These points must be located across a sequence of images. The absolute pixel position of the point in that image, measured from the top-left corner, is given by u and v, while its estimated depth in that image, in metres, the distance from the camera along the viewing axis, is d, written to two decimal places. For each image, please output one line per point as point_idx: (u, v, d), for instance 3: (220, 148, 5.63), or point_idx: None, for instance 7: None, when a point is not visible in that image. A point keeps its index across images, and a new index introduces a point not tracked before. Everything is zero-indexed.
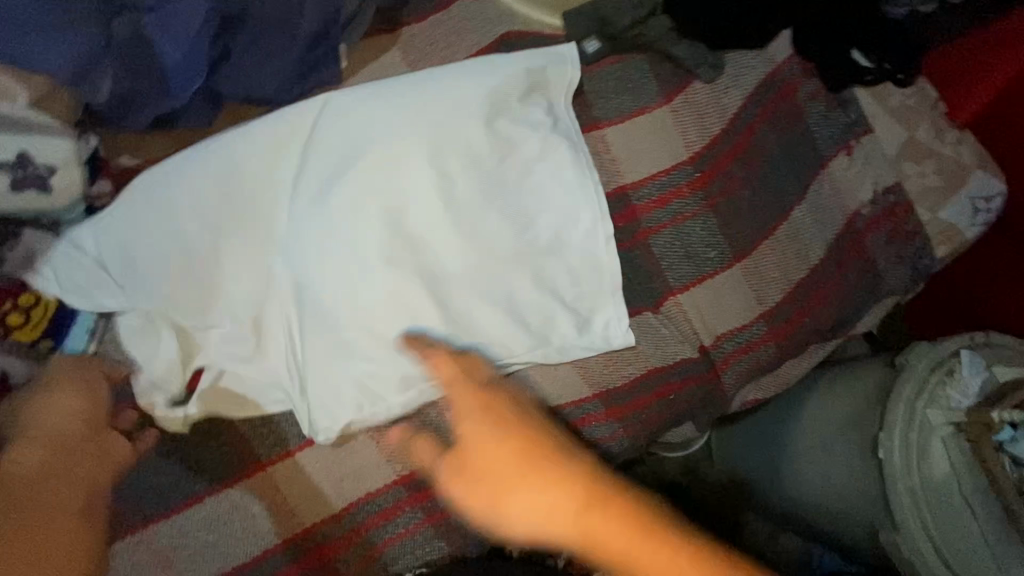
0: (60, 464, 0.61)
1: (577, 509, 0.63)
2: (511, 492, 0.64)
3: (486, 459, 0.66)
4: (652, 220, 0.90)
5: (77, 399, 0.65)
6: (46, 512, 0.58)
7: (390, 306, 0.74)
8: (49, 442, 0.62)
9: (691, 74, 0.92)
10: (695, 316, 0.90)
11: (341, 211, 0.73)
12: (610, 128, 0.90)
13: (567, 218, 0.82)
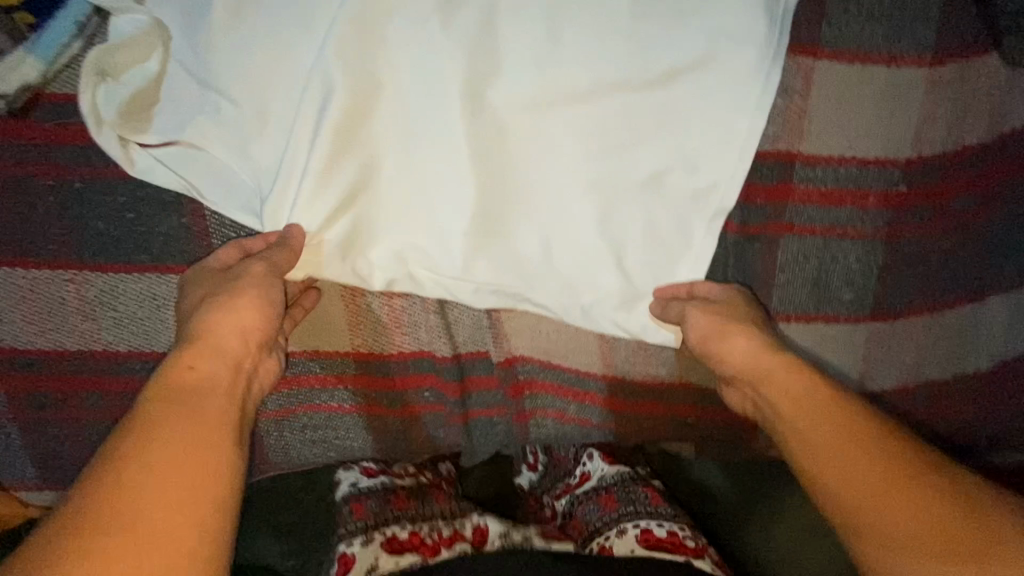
0: (189, 356, 0.50)
1: (812, 396, 0.53)
2: (765, 374, 0.56)
3: (796, 385, 0.54)
4: (801, 216, 0.64)
5: (261, 310, 0.55)
6: (167, 414, 0.45)
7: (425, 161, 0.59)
8: (211, 343, 0.51)
9: (990, 42, 0.60)
10: None
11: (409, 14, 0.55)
12: (828, 63, 0.60)
13: (687, 155, 0.60)
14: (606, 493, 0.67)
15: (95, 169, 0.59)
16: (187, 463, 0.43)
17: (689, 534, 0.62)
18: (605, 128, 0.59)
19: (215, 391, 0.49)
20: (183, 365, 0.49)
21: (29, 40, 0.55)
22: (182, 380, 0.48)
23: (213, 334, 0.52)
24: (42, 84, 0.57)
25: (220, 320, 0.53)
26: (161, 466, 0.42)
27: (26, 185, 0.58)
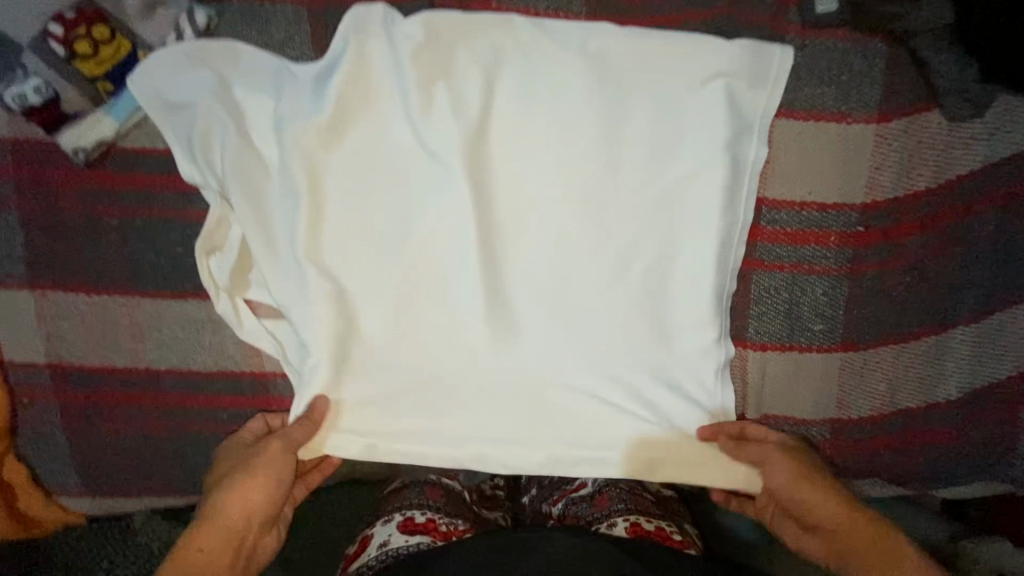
0: (201, 541, 0.61)
1: (863, 546, 0.61)
2: (812, 512, 0.65)
3: (838, 533, 0.63)
4: (769, 253, 0.71)
5: (268, 489, 0.65)
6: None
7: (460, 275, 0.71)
8: (218, 527, 0.62)
9: (932, 99, 0.67)
10: (753, 379, 0.74)
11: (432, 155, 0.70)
12: (786, 120, 0.69)
13: (679, 272, 0.70)
14: (599, 495, 0.78)
15: (153, 210, 0.69)
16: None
17: (674, 530, 0.73)
18: (611, 241, 0.70)
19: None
20: (195, 548, 0.60)
21: (108, 103, 0.66)
22: (190, 570, 0.59)
23: (223, 515, 0.62)
24: (115, 139, 0.67)
25: (225, 503, 0.63)
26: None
27: (95, 223, 0.68)
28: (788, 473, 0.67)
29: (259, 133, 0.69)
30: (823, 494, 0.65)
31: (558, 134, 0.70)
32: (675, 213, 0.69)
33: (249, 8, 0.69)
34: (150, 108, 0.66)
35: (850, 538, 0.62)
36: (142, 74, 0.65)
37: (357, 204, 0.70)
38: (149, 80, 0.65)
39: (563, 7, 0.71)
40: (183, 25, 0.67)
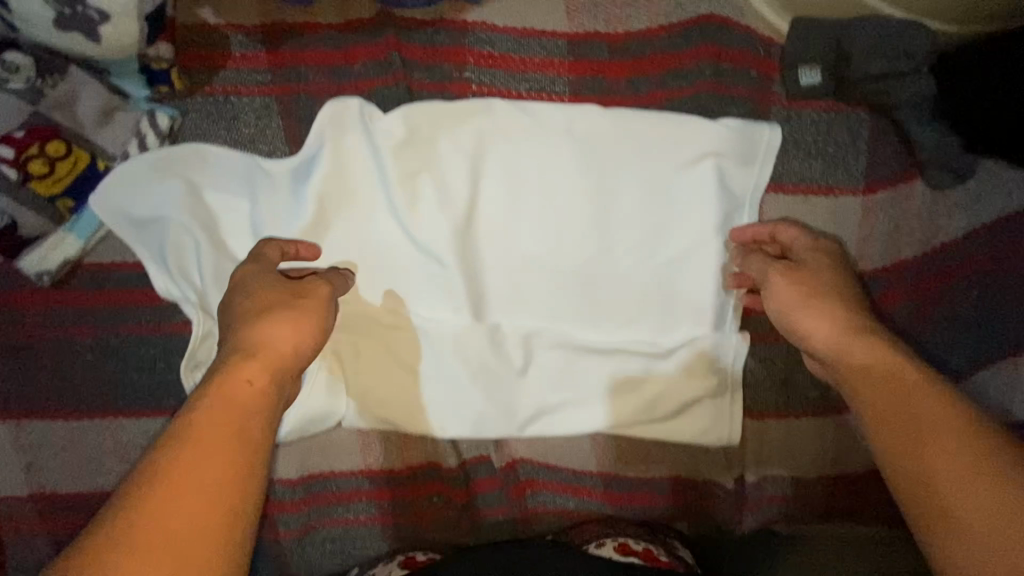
0: (251, 373, 0.50)
1: (879, 376, 0.54)
2: (816, 325, 0.59)
3: (866, 354, 0.55)
4: (761, 325, 0.72)
5: (315, 338, 0.56)
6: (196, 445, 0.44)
7: (455, 356, 0.70)
8: (267, 360, 0.52)
9: (916, 169, 0.68)
10: (751, 447, 0.76)
11: (417, 244, 0.68)
12: (775, 195, 0.69)
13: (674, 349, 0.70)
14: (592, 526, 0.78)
15: (130, 327, 0.65)
16: (205, 492, 0.42)
17: (662, 551, 0.71)
18: (605, 318, 0.71)
19: (245, 419, 0.47)
20: (241, 381, 0.49)
21: (68, 221, 0.62)
22: (236, 402, 0.47)
23: (274, 351, 0.53)
24: (80, 256, 0.64)
25: (276, 337, 0.53)
26: (173, 510, 0.40)
27: (67, 345, 0.64)
28: (796, 299, 0.60)
29: (232, 237, 0.65)
30: (826, 321, 0.58)
31: (543, 211, 0.68)
32: (668, 293, 0.69)
33: (213, 102, 0.66)
34: (119, 228, 0.63)
35: (866, 380, 0.54)
36: (111, 193, 0.62)
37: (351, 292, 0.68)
38: (113, 200, 0.62)
39: (546, 87, 0.68)
40: (145, 130, 0.63)
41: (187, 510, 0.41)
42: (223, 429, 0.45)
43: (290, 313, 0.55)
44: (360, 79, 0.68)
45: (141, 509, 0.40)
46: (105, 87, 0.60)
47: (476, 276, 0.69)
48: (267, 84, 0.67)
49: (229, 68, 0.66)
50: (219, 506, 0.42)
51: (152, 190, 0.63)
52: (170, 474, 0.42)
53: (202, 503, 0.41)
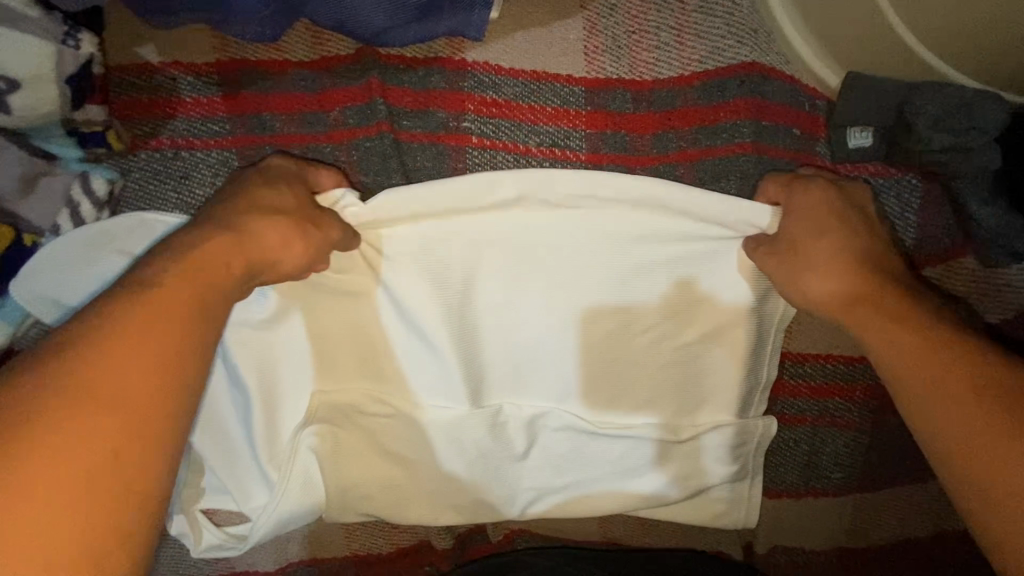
0: (225, 258, 0.44)
1: (884, 334, 0.49)
2: (817, 285, 0.53)
3: (860, 290, 0.52)
4: (790, 407, 0.65)
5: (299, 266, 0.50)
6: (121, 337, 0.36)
7: (449, 447, 0.62)
8: (247, 253, 0.45)
9: (968, 246, 0.61)
10: (766, 521, 0.72)
11: (404, 324, 0.59)
12: None
13: (689, 434, 0.63)
14: None
15: None
16: (160, 352, 0.37)
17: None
18: (617, 403, 0.63)
19: (204, 293, 0.41)
20: (216, 261, 0.43)
21: None
22: (190, 287, 0.41)
23: (258, 249, 0.47)
24: (11, 344, 0.54)
25: (260, 238, 0.47)
26: (115, 368, 0.35)
27: None
28: (794, 267, 0.54)
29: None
30: (827, 278, 0.53)
31: (552, 283, 0.60)
32: (686, 375, 0.62)
33: (161, 158, 0.55)
34: (50, 312, 0.53)
35: (872, 335, 0.50)
36: (36, 272, 0.52)
37: (331, 378, 0.59)
38: (37, 286, 0.52)
39: (560, 142, 0.59)
40: (79, 199, 0.52)
41: (136, 368, 0.35)
42: (165, 321, 0.38)
43: (281, 225, 0.48)
44: (340, 129, 0.58)
45: (81, 359, 0.34)
46: (27, 151, 0.50)
47: (474, 356, 0.61)
48: (226, 136, 0.56)
49: (180, 117, 0.55)
50: (167, 378, 0.36)
51: (88, 266, 0.53)
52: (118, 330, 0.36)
53: (146, 366, 0.36)
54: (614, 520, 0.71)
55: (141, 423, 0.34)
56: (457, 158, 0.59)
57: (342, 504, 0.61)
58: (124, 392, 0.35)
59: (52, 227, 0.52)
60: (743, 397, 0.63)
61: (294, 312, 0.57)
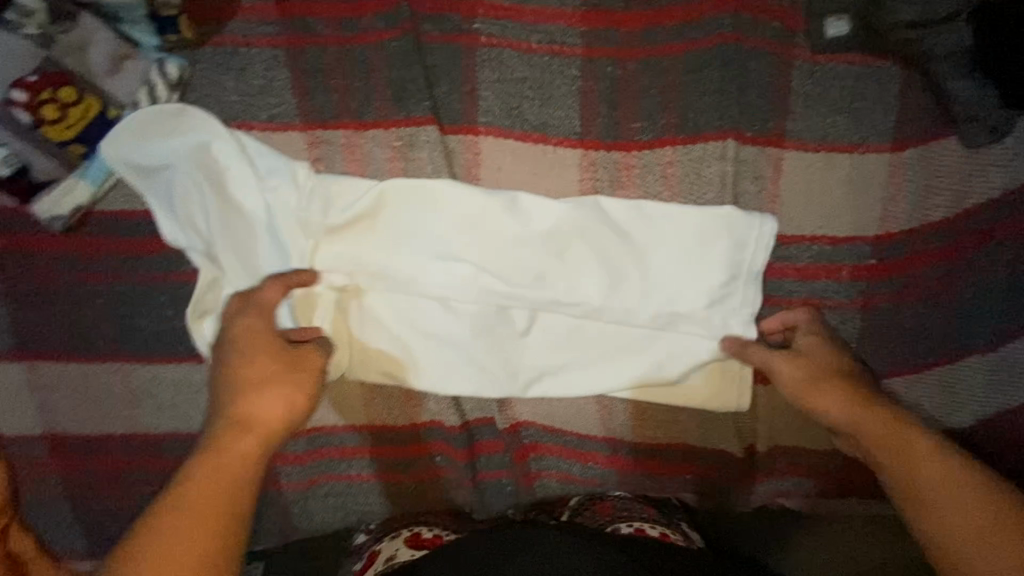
0: (241, 448, 0.55)
1: (901, 464, 0.57)
2: (839, 419, 0.60)
3: (880, 433, 0.58)
4: (778, 289, 0.69)
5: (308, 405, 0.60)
6: (181, 509, 0.51)
7: (459, 314, 0.69)
8: (257, 422, 0.56)
9: (949, 125, 0.64)
10: (763, 413, 0.75)
11: (409, 194, 0.66)
12: (795, 152, 0.65)
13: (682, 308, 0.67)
14: (600, 502, 0.78)
15: (139, 275, 0.67)
16: (206, 510, 0.51)
17: (679, 537, 0.73)
18: (612, 279, 0.67)
19: (249, 440, 0.55)
20: (232, 455, 0.54)
21: (81, 167, 0.63)
22: (229, 452, 0.54)
23: (265, 424, 0.57)
24: (92, 203, 0.65)
25: (266, 407, 0.57)
26: (163, 562, 0.48)
27: (81, 291, 0.66)
28: (819, 393, 0.61)
29: (237, 186, 0.65)
30: (841, 408, 0.60)
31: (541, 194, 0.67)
32: (678, 250, 0.66)
33: (222, 53, 0.65)
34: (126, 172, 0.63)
35: (894, 468, 0.57)
36: (120, 138, 0.63)
37: (350, 243, 0.66)
38: (122, 150, 0.63)
39: (558, 39, 0.65)
40: (155, 79, 0.63)
41: (191, 523, 0.50)
42: (219, 468, 0.53)
43: (284, 384, 0.59)
44: (368, 28, 0.66)
45: (147, 547, 0.48)
46: (115, 34, 0.61)
47: (476, 229, 0.67)
48: (276, 36, 0.66)
49: (238, 19, 0.65)
50: (214, 521, 0.51)
51: (161, 135, 0.63)
52: (161, 533, 0.49)
53: (187, 543, 0.49)
54: (614, 410, 0.75)
55: (214, 541, 0.50)
56: (468, 55, 0.66)
57: (363, 357, 0.70)
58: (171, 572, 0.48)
59: (139, 103, 0.63)
60: (735, 271, 0.66)
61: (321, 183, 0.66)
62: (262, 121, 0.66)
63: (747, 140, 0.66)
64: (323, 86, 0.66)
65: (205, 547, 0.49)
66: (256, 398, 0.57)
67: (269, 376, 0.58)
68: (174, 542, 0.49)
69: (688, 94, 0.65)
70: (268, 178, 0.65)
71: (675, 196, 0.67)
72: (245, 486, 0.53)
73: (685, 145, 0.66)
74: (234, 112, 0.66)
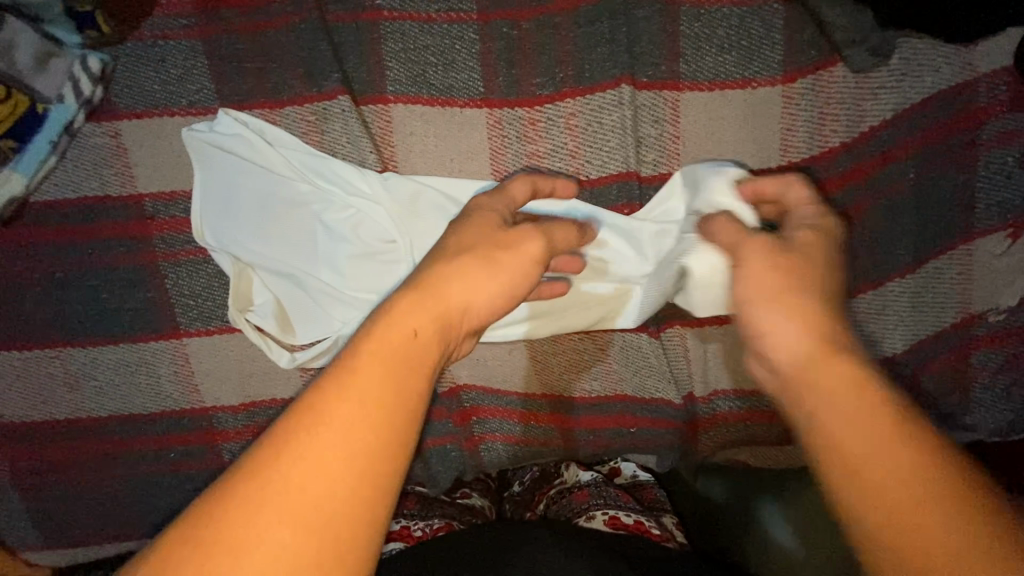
0: (418, 322, 0.46)
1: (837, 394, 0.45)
2: (753, 291, 0.52)
3: (828, 369, 0.46)
4: None
5: (496, 296, 0.52)
6: (361, 382, 0.41)
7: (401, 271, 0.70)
8: (439, 306, 0.47)
9: (835, 54, 0.66)
10: (697, 357, 0.75)
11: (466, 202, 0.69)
12: (691, 93, 0.68)
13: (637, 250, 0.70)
14: (578, 491, 0.80)
15: (75, 261, 0.69)
16: (388, 386, 0.41)
17: (652, 523, 0.74)
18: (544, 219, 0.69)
19: (435, 321, 0.47)
20: (406, 330, 0.45)
21: (13, 160, 0.67)
22: (407, 328, 0.45)
23: (445, 303, 0.48)
24: (26, 195, 0.68)
25: (460, 287, 0.49)
26: (338, 430, 0.39)
27: (21, 280, 0.69)
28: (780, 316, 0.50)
29: (213, 165, 0.69)
30: (795, 325, 0.49)
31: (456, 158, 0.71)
32: (612, 195, 0.70)
33: (143, 47, 0.69)
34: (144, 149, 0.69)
35: (853, 451, 0.43)
36: (153, 122, 0.70)
37: (308, 210, 0.69)
38: (198, 137, 0.69)
39: (454, 6, 0.68)
40: (79, 74, 0.67)
41: (365, 401, 0.40)
42: (400, 344, 0.44)
43: (482, 263, 0.51)
44: (277, 14, 0.69)
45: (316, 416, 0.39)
46: (39, 34, 0.66)
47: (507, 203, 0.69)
48: (191, 27, 0.69)
49: (155, 14, 0.69)
50: (390, 405, 0.41)
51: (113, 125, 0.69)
52: (338, 396, 0.40)
53: (364, 425, 0.39)
54: (547, 366, 0.76)
55: (385, 434, 0.40)
56: (372, 31, 0.69)
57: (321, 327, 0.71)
58: (343, 444, 0.39)
59: (243, 121, 0.70)
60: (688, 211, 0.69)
61: (273, 156, 0.69)
62: (182, 107, 0.70)
63: (643, 85, 0.68)
64: (240, 70, 0.70)
65: (380, 425, 0.40)
66: (444, 280, 0.49)
67: (473, 261, 0.51)
68: (345, 416, 0.39)
69: (582, 46, 0.68)
70: (340, 182, 0.70)
71: (580, 145, 0.69)
72: (423, 372, 0.44)
73: (584, 95, 0.68)
74: (157, 100, 0.70)
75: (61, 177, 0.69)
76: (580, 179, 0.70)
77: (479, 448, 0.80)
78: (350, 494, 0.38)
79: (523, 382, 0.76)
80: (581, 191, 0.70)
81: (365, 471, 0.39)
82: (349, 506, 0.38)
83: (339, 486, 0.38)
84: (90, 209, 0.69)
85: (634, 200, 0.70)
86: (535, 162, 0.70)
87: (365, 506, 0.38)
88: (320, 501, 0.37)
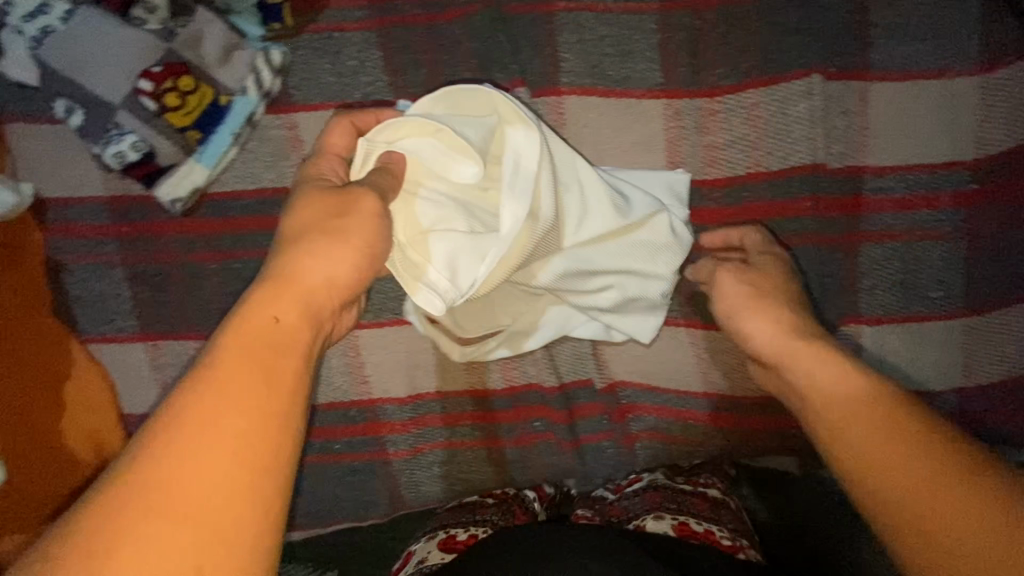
0: (279, 308, 0.45)
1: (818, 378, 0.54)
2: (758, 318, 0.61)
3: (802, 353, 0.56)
4: (878, 223, 0.68)
5: (360, 269, 0.51)
6: (228, 384, 0.40)
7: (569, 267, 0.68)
8: (298, 291, 0.46)
9: None
10: (871, 356, 0.71)
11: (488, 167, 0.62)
12: (880, 84, 0.66)
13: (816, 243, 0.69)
14: (650, 490, 0.73)
15: (252, 252, 0.70)
16: (253, 382, 0.40)
17: (725, 534, 0.68)
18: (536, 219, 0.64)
19: (307, 311, 0.46)
20: (264, 317, 0.44)
21: (196, 152, 0.67)
22: (262, 330, 0.43)
23: (303, 281, 0.47)
24: (205, 186, 0.69)
25: (324, 269, 0.48)
26: (216, 432, 0.38)
27: (199, 270, 0.70)
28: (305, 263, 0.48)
29: None
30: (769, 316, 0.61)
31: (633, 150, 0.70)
32: (794, 187, 0.68)
33: (319, 39, 0.69)
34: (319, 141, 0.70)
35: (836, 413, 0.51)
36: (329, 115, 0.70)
37: None
38: None
39: None
40: (260, 66, 0.67)
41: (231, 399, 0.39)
42: (261, 347, 0.42)
43: (324, 237, 0.49)
44: (454, 5, 0.69)
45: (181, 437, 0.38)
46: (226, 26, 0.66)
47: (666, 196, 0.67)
48: (367, 19, 0.69)
49: (332, 7, 0.69)
50: (262, 396, 0.40)
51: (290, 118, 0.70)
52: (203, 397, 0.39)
53: (231, 432, 0.38)
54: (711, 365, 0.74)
55: (256, 434, 0.39)
56: (548, 22, 0.68)
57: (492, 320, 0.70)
58: (213, 450, 0.38)
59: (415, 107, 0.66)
60: (873, 204, 0.68)
61: None
62: (357, 99, 0.70)
63: (832, 76, 0.66)
64: (415, 62, 0.70)
65: (258, 419, 0.39)
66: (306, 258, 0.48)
67: (334, 240, 0.50)
68: (211, 423, 0.38)
69: (769, 36, 0.66)
70: None
71: (762, 136, 0.67)
72: (299, 356, 0.44)
73: (769, 86, 0.67)
74: (334, 92, 0.70)
75: (238, 168, 0.70)
76: (760, 171, 0.68)
77: (635, 446, 0.79)
78: (233, 487, 0.37)
79: (685, 379, 0.75)
80: (760, 184, 0.68)
81: (249, 464, 0.38)
82: (242, 496, 0.38)
83: (211, 486, 0.37)
84: (267, 201, 0.70)
85: (817, 193, 0.68)
86: (713, 154, 0.69)
87: (264, 497, 0.38)
88: (195, 503, 0.36)
